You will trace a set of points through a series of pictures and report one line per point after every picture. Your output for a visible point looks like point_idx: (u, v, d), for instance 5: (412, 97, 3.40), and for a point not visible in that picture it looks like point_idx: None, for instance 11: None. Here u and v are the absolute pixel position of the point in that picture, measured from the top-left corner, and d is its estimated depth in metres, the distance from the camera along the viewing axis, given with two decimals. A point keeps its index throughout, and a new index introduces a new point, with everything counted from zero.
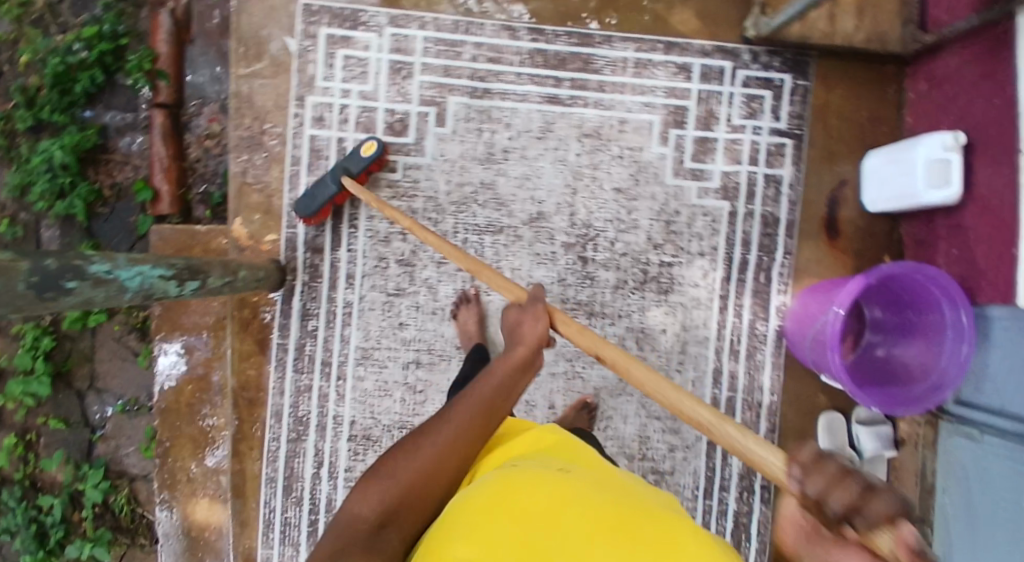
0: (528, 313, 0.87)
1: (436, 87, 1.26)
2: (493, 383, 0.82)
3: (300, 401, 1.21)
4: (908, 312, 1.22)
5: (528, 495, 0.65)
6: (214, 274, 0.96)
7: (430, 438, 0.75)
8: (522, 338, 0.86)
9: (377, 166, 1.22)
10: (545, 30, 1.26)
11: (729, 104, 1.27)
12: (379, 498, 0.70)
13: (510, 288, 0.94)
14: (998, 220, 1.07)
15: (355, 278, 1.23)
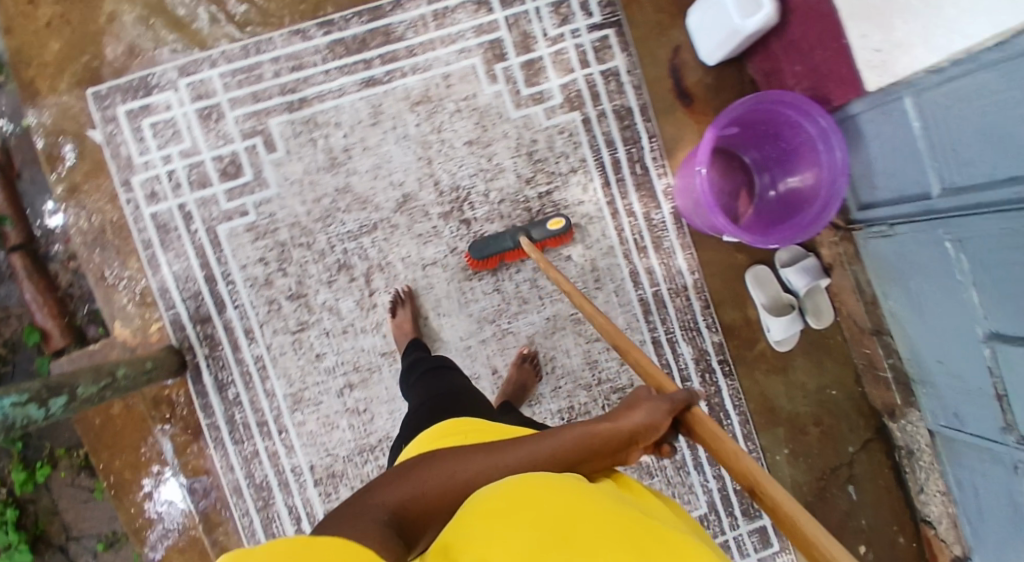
0: (653, 400, 0.75)
1: (252, 116, 1.20)
2: (597, 434, 0.69)
3: (254, 469, 1.20)
4: (783, 145, 1.21)
5: (553, 508, 0.50)
6: (86, 384, 0.96)
7: (497, 453, 0.63)
8: (638, 404, 0.75)
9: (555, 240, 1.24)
10: (334, 19, 1.21)
11: (542, 21, 1.26)
12: (406, 492, 0.58)
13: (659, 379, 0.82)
14: (818, 19, 1.10)
15: (255, 331, 1.21)
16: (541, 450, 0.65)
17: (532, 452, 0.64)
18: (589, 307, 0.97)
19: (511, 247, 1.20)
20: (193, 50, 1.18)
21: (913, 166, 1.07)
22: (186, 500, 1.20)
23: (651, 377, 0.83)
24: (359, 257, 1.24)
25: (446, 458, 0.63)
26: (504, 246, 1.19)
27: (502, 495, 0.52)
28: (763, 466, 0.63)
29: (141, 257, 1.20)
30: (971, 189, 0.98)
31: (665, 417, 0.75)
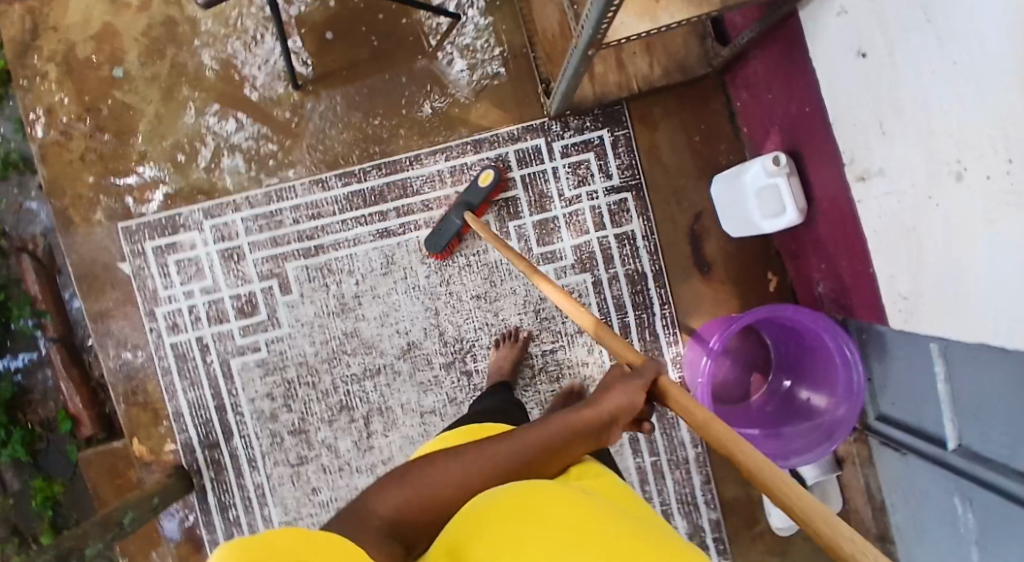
0: (624, 384, 0.70)
1: (270, 259, 1.25)
2: (575, 424, 0.67)
3: None
4: (801, 345, 1.17)
5: (561, 513, 0.51)
6: (93, 544, 1.02)
7: (492, 446, 0.63)
8: (614, 384, 0.71)
9: (496, 193, 1.22)
10: (353, 170, 1.25)
11: (558, 181, 1.24)
12: (404, 498, 0.57)
13: (625, 352, 0.76)
14: (843, 230, 1.01)
15: (257, 460, 1.27)
16: (530, 446, 0.64)
17: (522, 449, 0.63)
18: (565, 301, 0.86)
19: (461, 225, 1.20)
20: (219, 193, 1.25)
21: (933, 411, 0.97)
22: None
23: (624, 352, 0.76)
24: (361, 399, 1.26)
25: (440, 458, 0.61)
26: (454, 228, 1.19)
27: (510, 499, 0.53)
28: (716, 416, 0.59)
29: (160, 382, 1.26)
30: (982, 461, 0.88)
31: (640, 394, 0.70)
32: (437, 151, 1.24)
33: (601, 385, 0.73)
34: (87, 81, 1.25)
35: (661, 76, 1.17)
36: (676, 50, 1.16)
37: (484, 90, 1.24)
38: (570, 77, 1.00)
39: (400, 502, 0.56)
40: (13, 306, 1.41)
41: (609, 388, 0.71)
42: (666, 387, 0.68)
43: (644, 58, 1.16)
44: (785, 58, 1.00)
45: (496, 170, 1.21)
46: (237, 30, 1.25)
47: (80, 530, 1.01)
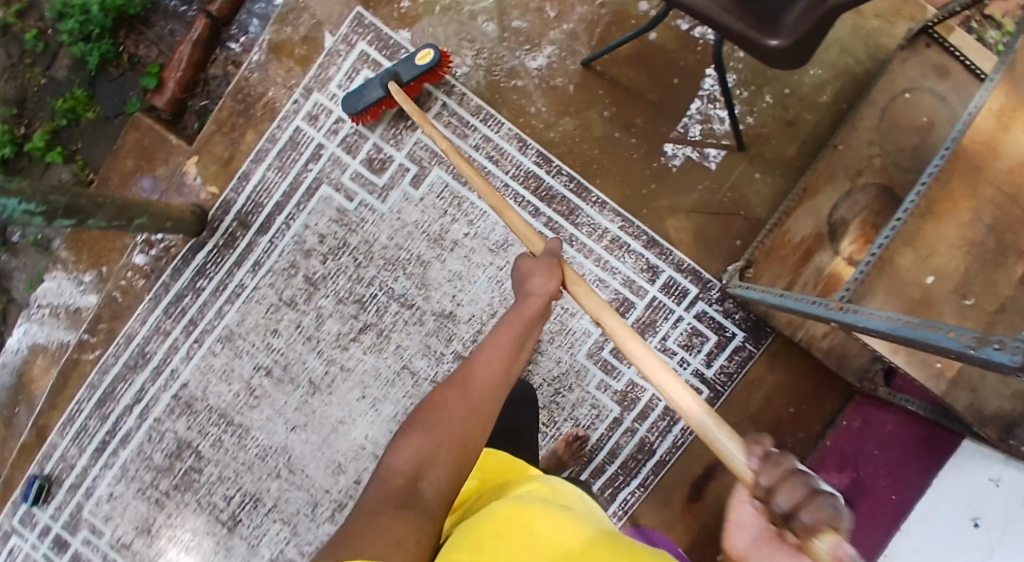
0: (538, 268, 0.79)
1: (428, 151, 1.24)
2: (523, 313, 0.75)
3: (152, 339, 1.27)
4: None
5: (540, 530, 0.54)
6: (103, 215, 1.00)
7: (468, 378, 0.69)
8: (534, 270, 0.79)
9: (430, 76, 1.17)
10: (553, 161, 1.22)
11: (672, 327, 1.24)
12: (422, 442, 0.63)
13: (529, 238, 0.85)
14: None
15: (261, 268, 1.25)
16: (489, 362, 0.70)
17: (487, 381, 0.69)
18: (486, 189, 0.92)
19: (380, 96, 1.15)
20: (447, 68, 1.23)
21: None
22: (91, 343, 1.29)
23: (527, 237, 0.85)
24: (377, 311, 1.26)
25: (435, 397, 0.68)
26: (370, 97, 1.14)
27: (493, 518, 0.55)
28: (626, 324, 0.71)
29: (258, 142, 1.24)
30: None
31: (556, 279, 0.78)
32: (620, 215, 1.22)
33: (519, 276, 0.80)
34: None
35: (823, 349, 1.17)
36: (851, 344, 1.16)
37: (700, 214, 1.22)
38: (778, 305, 0.98)
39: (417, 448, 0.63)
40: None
41: (529, 277, 0.79)
42: (567, 273, 0.80)
43: (825, 325, 1.17)
44: (918, 444, 1.11)
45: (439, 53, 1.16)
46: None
47: (105, 198, 1.00)
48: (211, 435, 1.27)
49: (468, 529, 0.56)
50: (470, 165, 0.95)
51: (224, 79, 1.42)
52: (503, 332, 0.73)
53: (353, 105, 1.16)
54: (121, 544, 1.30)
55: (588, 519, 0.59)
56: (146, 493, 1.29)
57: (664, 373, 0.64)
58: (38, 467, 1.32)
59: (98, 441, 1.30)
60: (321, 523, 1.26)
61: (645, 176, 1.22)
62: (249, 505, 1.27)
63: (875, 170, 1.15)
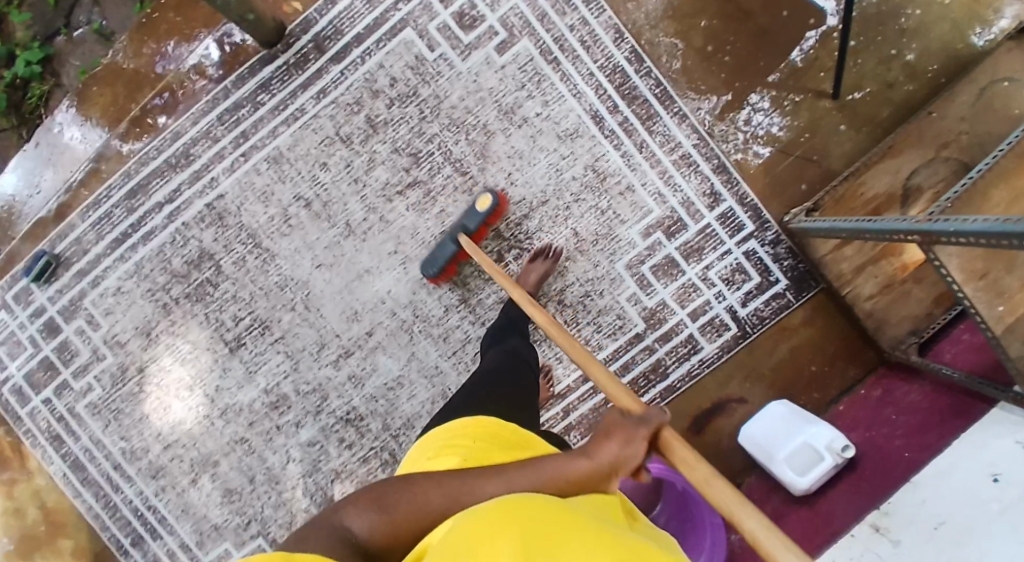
0: (627, 426, 0.68)
1: (522, 21, 1.20)
2: (572, 477, 0.62)
3: (200, 143, 1.23)
4: (692, 510, 1.14)
5: (539, 515, 0.51)
6: None
7: (472, 486, 0.59)
8: (613, 434, 0.67)
9: (491, 218, 1.19)
10: (644, 61, 1.20)
11: (719, 258, 1.21)
12: (376, 517, 0.57)
13: (619, 397, 0.74)
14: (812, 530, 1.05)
15: (325, 97, 1.22)
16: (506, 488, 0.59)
17: (506, 488, 0.59)
18: (566, 338, 0.84)
19: (454, 248, 1.18)
20: None
21: None
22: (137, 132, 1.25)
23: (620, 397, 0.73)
24: (429, 169, 1.23)
25: (421, 484, 0.60)
26: (448, 253, 1.17)
27: (489, 511, 0.52)
28: (740, 500, 0.61)
29: None
30: None
31: (640, 451, 0.66)
32: (696, 131, 1.20)
33: (597, 431, 0.68)
34: None
35: (865, 310, 1.19)
36: (892, 312, 1.18)
37: (775, 150, 1.21)
38: (854, 230, 0.98)
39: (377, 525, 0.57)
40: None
41: (609, 439, 0.66)
42: (666, 436, 0.67)
43: (874, 287, 1.18)
44: (945, 412, 1.05)
45: (495, 195, 1.19)
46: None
47: None
48: (236, 253, 1.23)
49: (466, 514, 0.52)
50: (546, 315, 0.90)
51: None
52: (522, 485, 0.59)
53: (431, 271, 1.19)
54: (116, 340, 1.25)
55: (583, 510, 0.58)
56: (155, 296, 1.23)
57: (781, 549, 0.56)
58: (50, 245, 1.26)
59: (121, 230, 1.24)
60: (324, 364, 1.25)
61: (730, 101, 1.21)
62: (255, 331, 1.24)
63: (960, 147, 1.13)
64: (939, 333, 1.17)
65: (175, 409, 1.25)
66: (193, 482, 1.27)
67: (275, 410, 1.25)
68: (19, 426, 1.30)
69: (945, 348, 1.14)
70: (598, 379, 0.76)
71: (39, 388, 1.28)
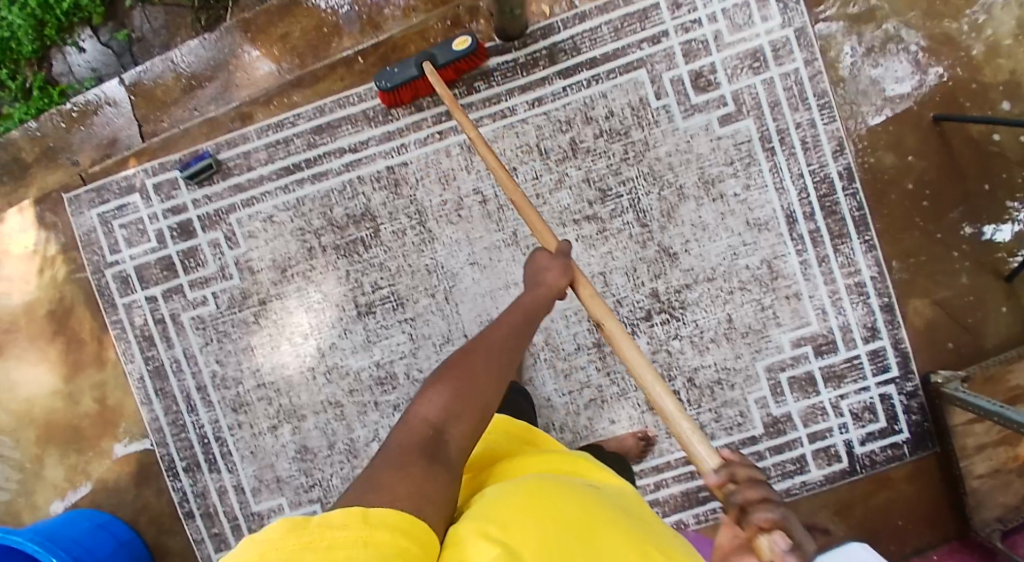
0: (551, 265, 0.88)
1: (754, 103, 1.20)
2: (527, 312, 0.84)
3: (403, 106, 1.20)
4: None
5: (566, 508, 0.59)
6: None
7: (480, 351, 0.75)
8: (542, 275, 0.88)
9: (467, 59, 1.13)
10: (854, 182, 1.19)
11: (855, 391, 1.22)
12: (447, 401, 0.67)
13: (546, 237, 0.93)
14: None
15: (539, 106, 1.21)
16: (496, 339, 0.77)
17: (501, 352, 0.76)
18: (490, 156, 0.96)
19: (415, 76, 1.09)
20: (819, 45, 1.19)
21: None
22: (340, 69, 1.21)
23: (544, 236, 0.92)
24: (611, 209, 1.21)
25: (451, 363, 0.73)
26: (406, 75, 1.09)
27: (522, 495, 0.60)
28: (622, 328, 0.82)
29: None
30: None
31: (563, 281, 0.88)
32: (879, 264, 1.20)
33: (531, 274, 0.89)
34: None
35: (972, 485, 1.19)
36: (993, 498, 1.19)
37: (940, 308, 1.21)
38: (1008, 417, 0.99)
39: (440, 401, 0.68)
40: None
41: (538, 272, 0.88)
42: (576, 277, 0.89)
43: (985, 467, 1.18)
44: None
45: (477, 44, 1.12)
46: (1001, 42, 1.19)
47: None
48: (399, 223, 1.21)
49: (496, 498, 0.60)
50: (493, 156, 0.97)
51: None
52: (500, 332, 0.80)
53: (382, 85, 1.10)
54: (248, 265, 1.21)
55: (602, 498, 0.65)
56: (303, 236, 1.21)
57: (645, 366, 0.78)
58: (213, 148, 1.21)
59: (291, 162, 1.21)
60: (442, 358, 1.21)
61: (918, 247, 1.21)
62: (390, 304, 1.21)
63: None
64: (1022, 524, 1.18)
65: (283, 352, 1.22)
66: (272, 428, 1.22)
67: (379, 387, 1.22)
68: (112, 315, 1.24)
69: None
70: (513, 195, 0.94)
71: (146, 283, 1.23)
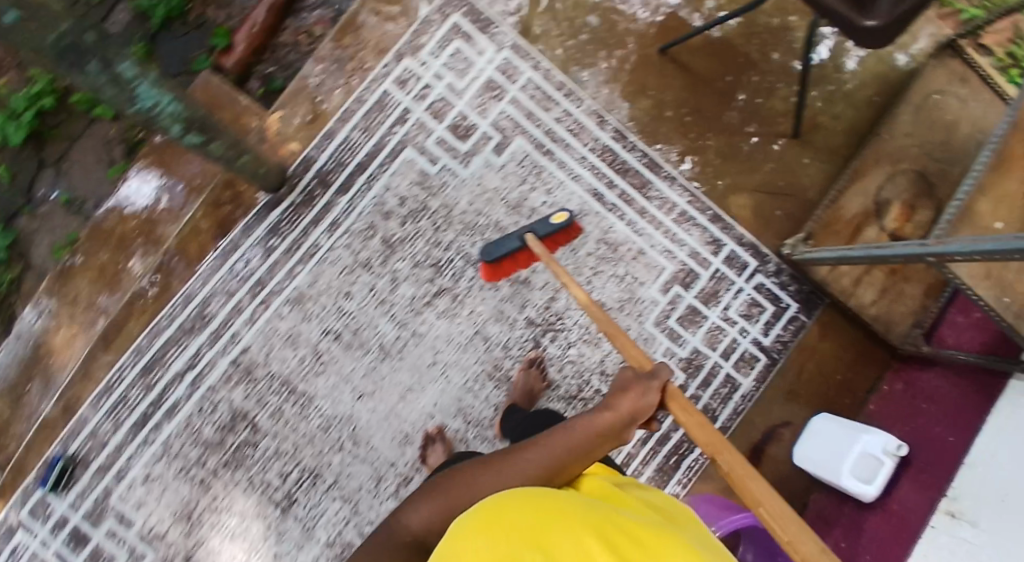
0: (644, 387, 0.75)
1: (513, 122, 1.27)
2: (602, 430, 0.69)
3: (212, 301, 1.19)
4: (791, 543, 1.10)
5: (522, 515, 0.50)
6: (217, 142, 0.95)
7: (520, 467, 0.66)
8: (630, 386, 0.75)
9: (564, 235, 1.13)
10: (628, 138, 1.29)
11: (734, 297, 1.30)
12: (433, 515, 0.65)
13: (629, 350, 0.85)
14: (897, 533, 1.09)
15: (338, 228, 1.21)
16: (546, 457, 0.66)
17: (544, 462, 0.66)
18: (590, 302, 0.96)
19: (517, 247, 1.09)
20: (535, 47, 1.27)
21: None
22: (136, 304, 1.20)
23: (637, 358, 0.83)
24: (452, 276, 1.24)
25: (469, 473, 0.67)
26: (511, 248, 1.08)
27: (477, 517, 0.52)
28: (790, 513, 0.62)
29: (344, 103, 1.23)
30: None
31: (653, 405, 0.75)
32: (688, 190, 1.30)
33: (615, 387, 0.75)
34: None
35: (872, 316, 1.27)
36: (897, 314, 1.27)
37: (757, 192, 1.31)
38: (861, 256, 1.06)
39: (432, 518, 0.64)
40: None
41: (621, 393, 0.74)
42: (675, 401, 0.76)
43: (874, 293, 1.27)
44: (967, 392, 1.14)
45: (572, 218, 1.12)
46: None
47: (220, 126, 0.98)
48: (271, 405, 1.18)
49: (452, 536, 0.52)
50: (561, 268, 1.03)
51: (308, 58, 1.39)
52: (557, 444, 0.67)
53: (488, 259, 1.09)
54: (155, 532, 1.15)
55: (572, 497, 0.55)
56: (190, 474, 1.17)
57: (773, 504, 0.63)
58: (62, 446, 1.17)
59: (139, 413, 1.18)
60: (385, 500, 1.18)
61: (710, 157, 1.31)
62: (306, 481, 1.18)
63: (911, 159, 1.29)
64: (940, 316, 1.27)
65: None
66: None
67: None
68: None
69: (947, 331, 1.25)
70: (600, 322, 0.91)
71: None
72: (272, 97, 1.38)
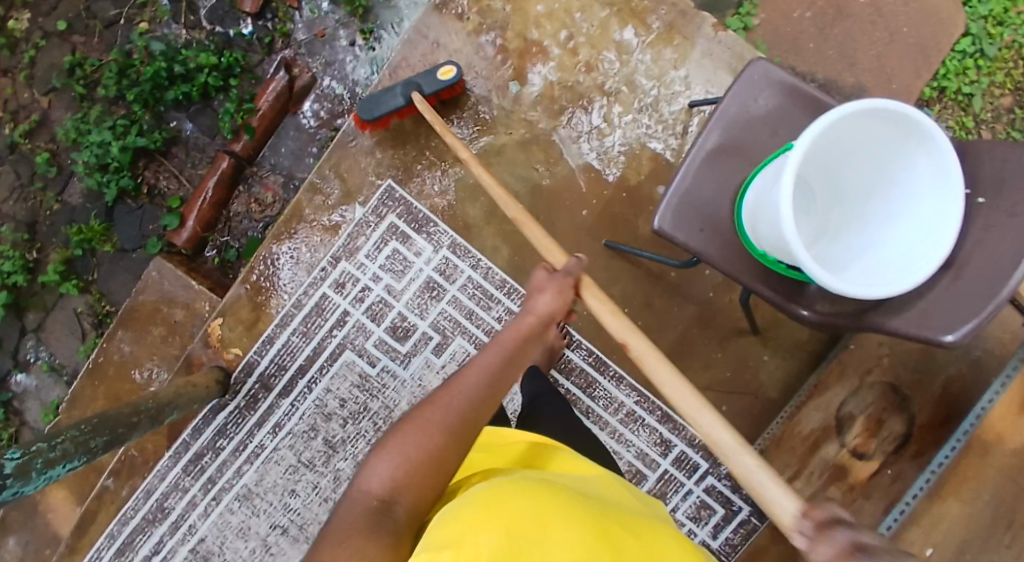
0: (555, 284, 0.74)
1: (451, 323, 1.25)
2: (522, 333, 0.68)
3: (171, 495, 1.26)
4: None
5: (523, 505, 0.49)
6: (139, 432, 0.97)
7: (455, 391, 0.61)
8: (545, 289, 0.74)
9: (448, 92, 1.21)
10: (573, 336, 1.27)
11: (681, 499, 1.25)
12: (392, 466, 0.56)
13: (555, 253, 0.85)
14: None
15: (281, 429, 1.25)
16: (483, 375, 0.63)
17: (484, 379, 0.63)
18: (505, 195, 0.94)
19: (402, 105, 1.17)
20: (472, 244, 1.26)
21: None
22: (105, 494, 1.29)
23: (550, 251, 0.85)
24: None
25: (420, 418, 0.59)
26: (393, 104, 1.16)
27: (475, 503, 0.50)
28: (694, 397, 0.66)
29: (282, 307, 1.26)
30: None
31: (564, 298, 0.74)
32: (636, 389, 1.26)
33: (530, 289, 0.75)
34: (484, 75, 1.26)
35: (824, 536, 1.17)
36: None
37: (708, 392, 1.25)
38: None
39: (392, 471, 0.56)
40: (230, 94, 1.41)
41: (536, 294, 0.74)
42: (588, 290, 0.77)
43: None
44: None
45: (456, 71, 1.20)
46: (618, 148, 1.24)
47: (138, 418, 0.96)
48: None
49: (444, 519, 0.50)
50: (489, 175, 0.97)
51: (261, 228, 1.43)
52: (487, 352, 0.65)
53: (368, 112, 1.17)
54: None
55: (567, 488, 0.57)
56: None
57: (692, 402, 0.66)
58: None
59: None
60: None
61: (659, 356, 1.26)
62: None
63: (883, 369, 1.18)
64: None
65: None
66: None
67: None
68: None
69: None
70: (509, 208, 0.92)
71: None
72: (228, 266, 1.43)
